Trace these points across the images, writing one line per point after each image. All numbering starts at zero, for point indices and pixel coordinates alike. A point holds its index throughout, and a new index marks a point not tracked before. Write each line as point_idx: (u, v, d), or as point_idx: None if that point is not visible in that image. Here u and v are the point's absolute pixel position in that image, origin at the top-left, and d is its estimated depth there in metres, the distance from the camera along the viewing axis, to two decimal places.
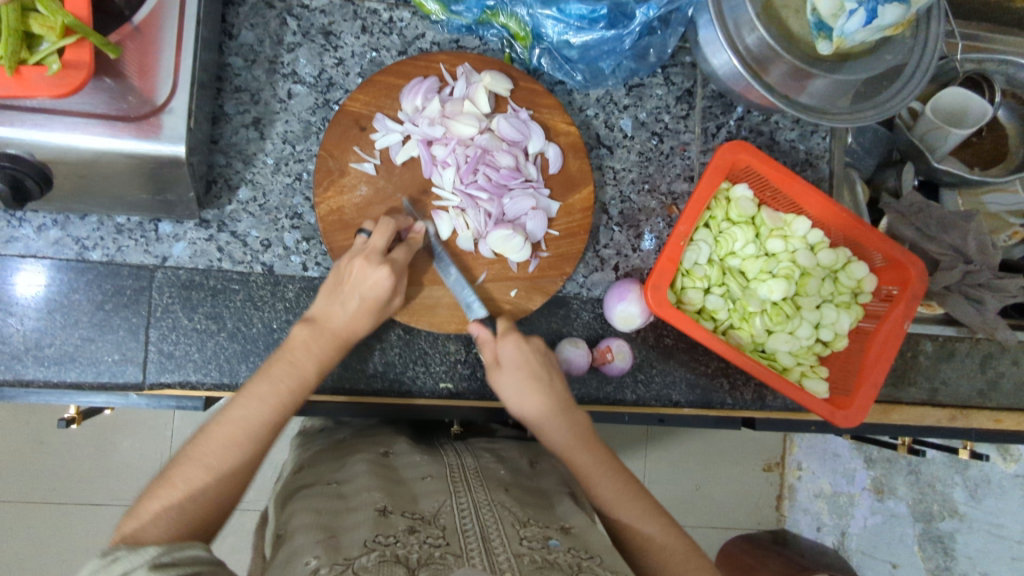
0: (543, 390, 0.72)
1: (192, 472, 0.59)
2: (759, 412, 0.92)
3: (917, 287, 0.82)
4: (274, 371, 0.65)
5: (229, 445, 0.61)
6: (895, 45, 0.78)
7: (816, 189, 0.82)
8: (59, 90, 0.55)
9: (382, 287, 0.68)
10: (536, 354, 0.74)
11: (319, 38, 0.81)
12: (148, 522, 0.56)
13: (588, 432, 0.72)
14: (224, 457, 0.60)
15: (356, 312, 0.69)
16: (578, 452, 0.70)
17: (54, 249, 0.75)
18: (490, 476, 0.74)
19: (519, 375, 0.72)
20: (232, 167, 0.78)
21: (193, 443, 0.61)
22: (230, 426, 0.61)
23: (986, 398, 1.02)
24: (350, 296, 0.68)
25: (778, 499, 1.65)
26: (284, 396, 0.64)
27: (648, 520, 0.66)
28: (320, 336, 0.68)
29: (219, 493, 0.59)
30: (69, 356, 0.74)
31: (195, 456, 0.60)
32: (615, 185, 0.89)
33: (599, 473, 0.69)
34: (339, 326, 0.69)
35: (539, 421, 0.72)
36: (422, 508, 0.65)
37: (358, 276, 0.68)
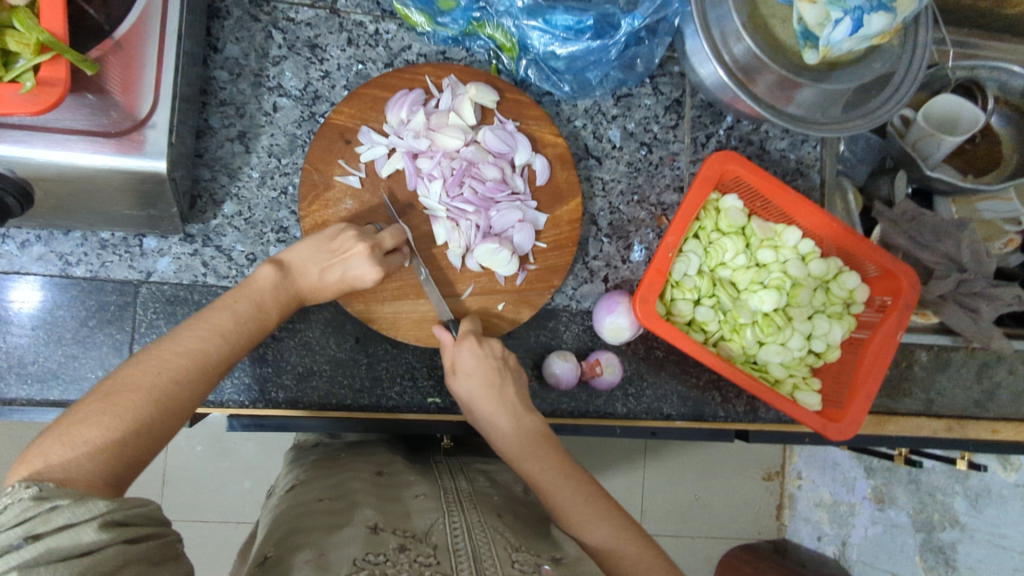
0: (497, 398, 0.72)
1: (137, 401, 0.54)
2: (752, 424, 0.91)
3: (909, 297, 0.82)
4: (239, 303, 0.65)
5: (176, 379, 0.57)
6: (883, 53, 0.77)
7: (805, 200, 0.82)
8: (36, 108, 0.53)
9: (364, 281, 0.69)
10: (491, 358, 0.74)
11: (305, 51, 0.81)
12: (85, 454, 0.50)
13: (543, 437, 0.72)
14: (174, 393, 0.57)
15: (328, 285, 0.70)
16: (530, 457, 0.70)
17: (38, 265, 0.74)
18: (484, 501, 0.73)
19: (473, 384, 0.72)
20: (217, 181, 0.78)
21: (127, 372, 0.56)
22: (187, 359, 0.59)
23: (982, 408, 1.01)
24: (332, 267, 0.69)
25: (779, 509, 1.64)
26: (243, 339, 0.64)
27: (598, 522, 0.66)
28: (285, 289, 0.68)
29: (161, 429, 0.56)
30: (53, 373, 0.74)
31: (135, 383, 0.55)
32: (604, 196, 0.88)
33: (550, 476, 0.69)
34: (307, 285, 0.69)
35: (491, 428, 0.73)
36: (414, 525, 0.64)
37: (348, 258, 0.69)
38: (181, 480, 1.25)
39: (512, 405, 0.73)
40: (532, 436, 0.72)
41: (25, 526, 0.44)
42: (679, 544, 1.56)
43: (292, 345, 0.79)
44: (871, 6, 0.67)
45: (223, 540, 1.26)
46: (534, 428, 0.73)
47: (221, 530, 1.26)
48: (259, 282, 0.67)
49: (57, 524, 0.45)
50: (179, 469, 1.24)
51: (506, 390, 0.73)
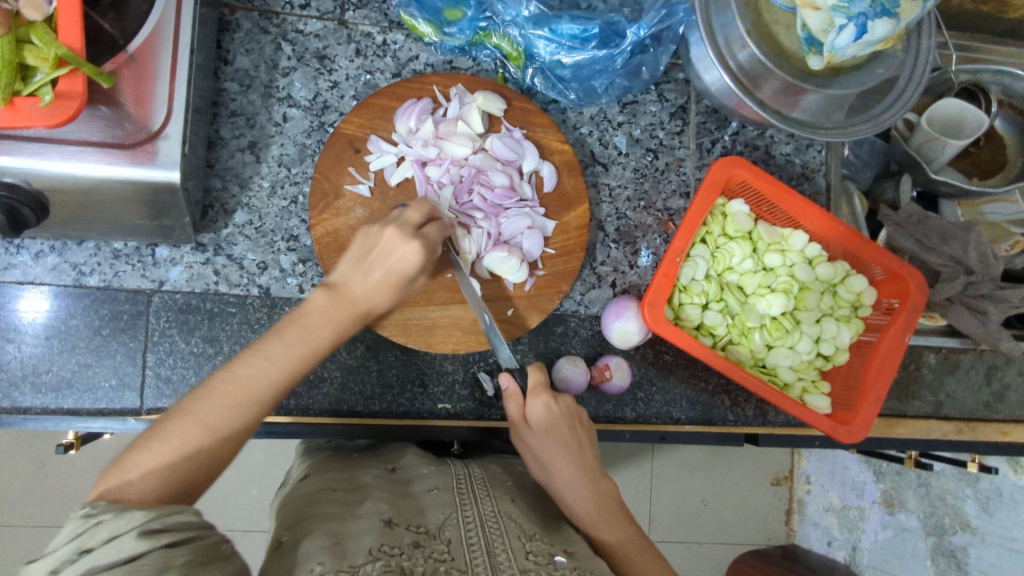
0: (572, 456, 0.73)
1: (186, 428, 0.53)
2: (761, 428, 0.92)
3: (917, 299, 0.82)
4: (287, 331, 0.59)
5: (229, 404, 0.55)
6: (886, 59, 0.77)
7: (813, 204, 0.82)
8: (53, 120, 0.54)
9: (408, 262, 0.64)
10: (567, 417, 0.74)
11: (314, 62, 0.82)
12: (137, 476, 0.51)
13: (617, 503, 0.73)
14: (226, 418, 0.55)
15: (379, 286, 0.63)
16: (603, 522, 0.71)
17: (52, 275, 0.75)
18: (498, 484, 0.74)
19: (549, 439, 0.73)
20: (229, 191, 0.79)
21: (193, 397, 0.55)
22: (234, 384, 0.56)
23: (992, 410, 1.01)
24: (372, 264, 0.63)
25: (788, 514, 1.61)
26: (296, 363, 0.59)
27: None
28: (341, 304, 0.62)
29: (214, 459, 0.54)
30: (66, 382, 0.74)
31: (193, 412, 0.54)
32: (611, 202, 0.89)
33: (621, 539, 0.70)
34: (360, 297, 0.63)
35: (565, 487, 0.73)
36: (427, 521, 0.64)
37: (386, 248, 0.64)
38: None
39: (581, 467, 0.74)
40: (603, 495, 0.73)
41: (76, 542, 0.46)
42: (688, 549, 1.55)
43: None
44: (874, 12, 0.67)
45: None
46: (607, 492, 0.74)
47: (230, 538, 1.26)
48: (311, 304, 0.62)
49: (104, 536, 0.46)
50: None
51: (583, 452, 0.74)
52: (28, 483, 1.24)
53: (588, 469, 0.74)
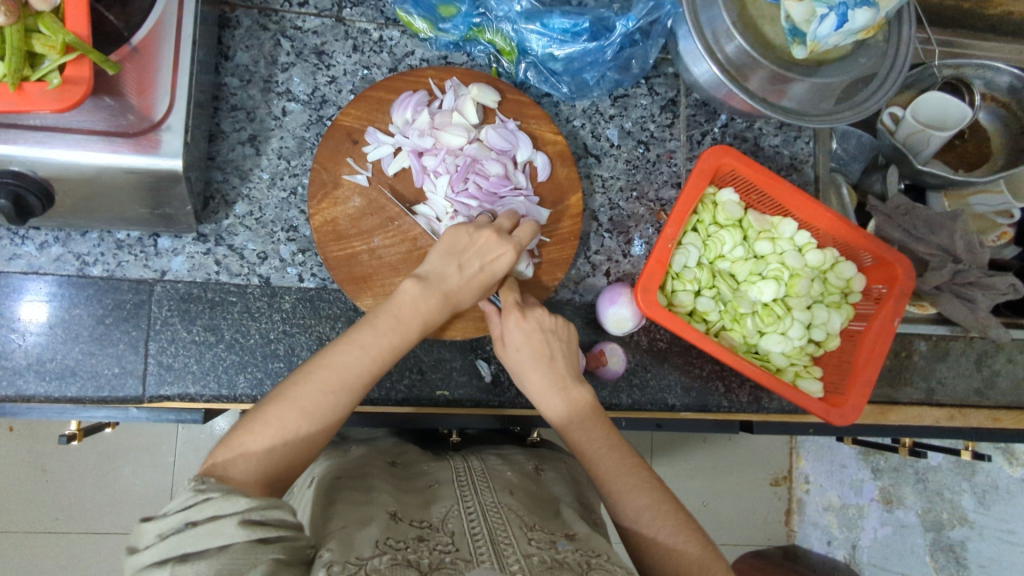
0: (543, 368, 0.73)
1: (286, 413, 0.56)
2: (755, 414, 0.93)
3: (905, 284, 0.84)
4: (382, 322, 0.64)
5: (325, 390, 0.59)
6: (869, 49, 0.80)
7: (800, 191, 0.84)
8: (60, 104, 0.57)
9: (501, 265, 0.71)
10: (540, 330, 0.74)
11: (312, 58, 0.84)
12: (240, 457, 0.54)
13: (594, 410, 0.72)
14: (320, 403, 0.58)
15: (471, 279, 0.70)
16: (582, 428, 0.71)
17: (55, 265, 0.76)
18: (498, 479, 0.75)
19: (523, 354, 0.73)
20: (229, 182, 0.80)
21: (294, 383, 0.59)
22: (330, 372, 0.59)
23: (983, 397, 1.02)
24: (468, 260, 0.70)
25: (787, 514, 1.64)
26: (383, 352, 0.63)
27: (637, 493, 0.65)
28: (432, 294, 0.67)
29: (312, 444, 0.58)
30: (70, 370, 0.76)
31: (293, 397, 0.57)
32: (603, 193, 0.90)
33: (594, 444, 0.69)
34: (452, 287, 0.69)
35: (540, 398, 0.73)
36: (430, 515, 0.64)
37: (485, 246, 0.70)
38: None
39: (559, 377, 0.73)
40: (580, 404, 0.72)
41: (184, 514, 0.48)
42: None
43: (304, 340, 0.80)
44: (855, 2, 0.70)
45: None
46: (580, 396, 0.73)
47: None
48: (405, 296, 0.66)
49: (208, 514, 0.48)
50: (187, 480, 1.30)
51: (555, 362, 0.73)
52: (28, 485, 1.25)
53: (564, 379, 0.73)
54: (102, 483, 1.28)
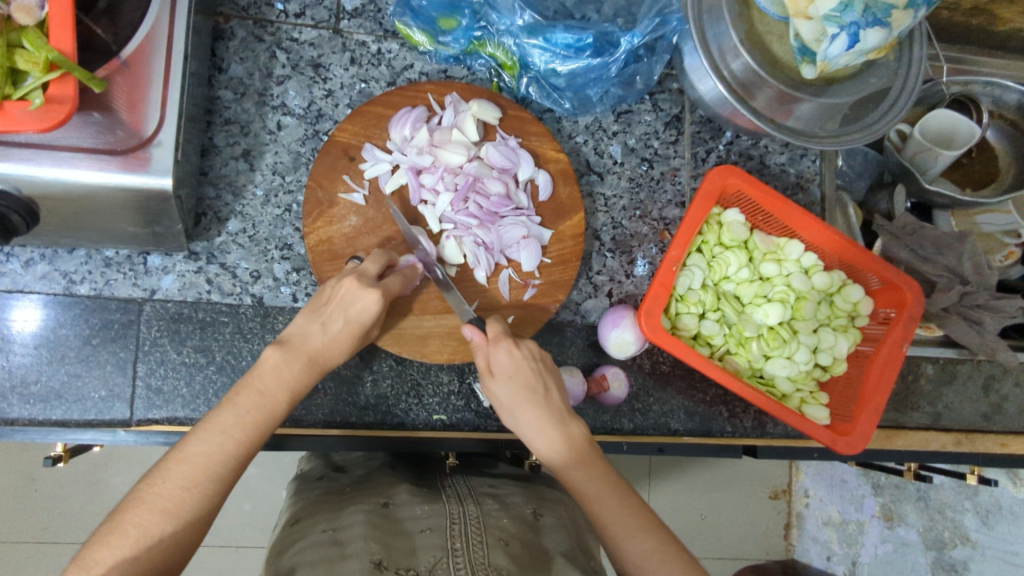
0: (538, 402, 0.70)
1: (144, 518, 0.54)
2: (760, 440, 0.91)
3: (914, 309, 0.82)
4: (241, 400, 0.62)
5: (185, 484, 0.56)
6: (879, 68, 0.78)
7: (808, 213, 0.82)
8: (44, 124, 0.55)
9: (368, 311, 0.67)
10: (531, 361, 0.71)
11: (308, 70, 0.82)
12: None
13: (588, 447, 0.70)
14: (181, 500, 0.56)
15: (339, 335, 0.67)
16: (579, 465, 0.68)
17: (42, 283, 0.74)
18: (491, 527, 0.73)
19: (513, 386, 0.70)
20: (222, 199, 0.78)
21: (150, 484, 0.56)
22: (189, 464, 0.57)
23: (991, 421, 1.01)
24: (334, 315, 0.67)
25: (786, 528, 1.60)
26: (249, 428, 0.61)
27: (642, 536, 0.63)
28: (295, 359, 0.65)
29: (180, 542, 0.55)
30: (55, 393, 0.73)
31: (149, 500, 0.55)
32: (606, 211, 0.88)
33: (593, 484, 0.67)
34: (316, 348, 0.66)
35: (532, 434, 0.70)
36: (416, 564, 0.65)
37: (346, 298, 0.67)
38: None
39: (554, 411, 0.71)
40: (576, 441, 0.70)
41: None
42: None
43: None
44: (866, 21, 0.67)
45: (221, 565, 1.25)
46: (576, 432, 0.71)
47: (221, 555, 1.24)
48: (265, 367, 0.64)
49: None
50: None
51: (550, 395, 0.71)
52: (15, 498, 1.22)
53: (561, 414, 0.71)
54: (92, 497, 1.25)
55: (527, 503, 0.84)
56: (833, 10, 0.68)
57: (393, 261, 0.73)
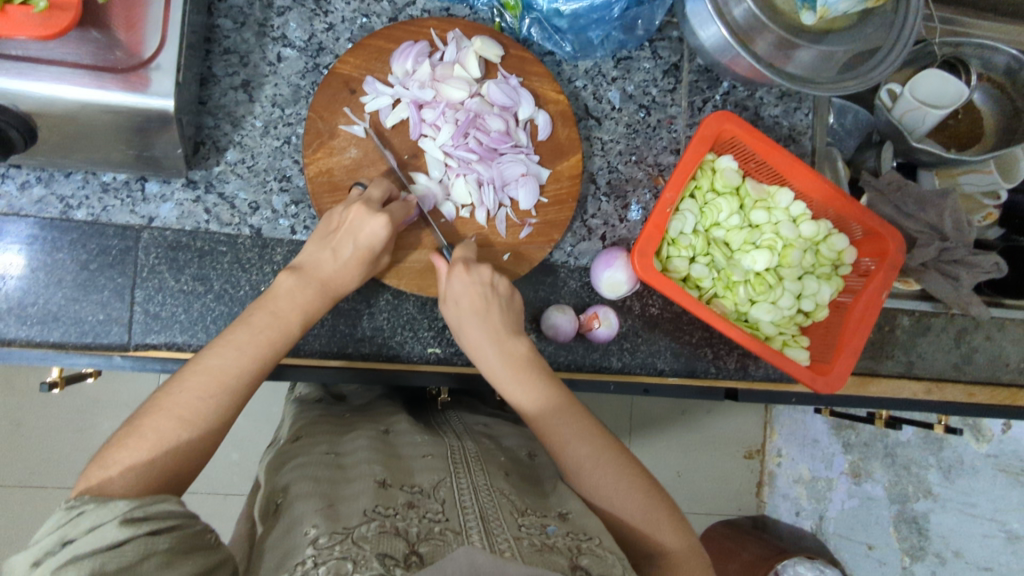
0: (479, 321, 0.72)
1: (163, 423, 0.55)
2: (741, 382, 0.94)
3: (895, 257, 0.85)
4: (257, 320, 0.64)
5: (201, 394, 0.58)
6: (876, 21, 0.80)
7: (799, 161, 0.84)
8: (45, 30, 0.54)
9: (377, 239, 0.69)
10: (475, 283, 0.73)
11: (309, 2, 0.81)
12: (116, 474, 0.52)
13: (531, 361, 0.72)
14: (197, 409, 0.57)
15: (348, 262, 0.70)
16: (516, 381, 0.70)
17: (38, 207, 0.74)
18: (490, 460, 0.75)
19: (459, 308, 0.72)
20: (221, 129, 0.78)
21: (168, 392, 0.57)
22: (205, 375, 0.59)
23: (960, 372, 1.05)
24: (343, 241, 0.69)
25: (759, 486, 1.70)
26: (262, 347, 0.63)
27: (579, 440, 0.66)
28: (308, 284, 0.68)
29: (198, 449, 0.56)
30: (53, 315, 0.73)
31: (166, 406, 0.56)
32: (603, 156, 0.89)
33: (533, 397, 0.69)
34: (328, 274, 0.69)
35: (478, 354, 0.72)
36: (420, 482, 0.66)
37: (354, 224, 0.69)
38: None
39: (493, 327, 0.72)
40: (516, 357, 0.71)
41: (59, 534, 0.47)
42: None
43: None
44: None
45: (212, 507, 1.27)
46: (515, 348, 0.72)
47: (210, 496, 1.26)
48: (278, 291, 0.67)
49: (85, 528, 0.47)
50: None
51: (490, 312, 0.72)
52: (3, 437, 1.23)
53: (500, 330, 0.72)
54: (79, 436, 1.26)
55: (520, 444, 0.87)
56: None
57: (394, 192, 0.74)
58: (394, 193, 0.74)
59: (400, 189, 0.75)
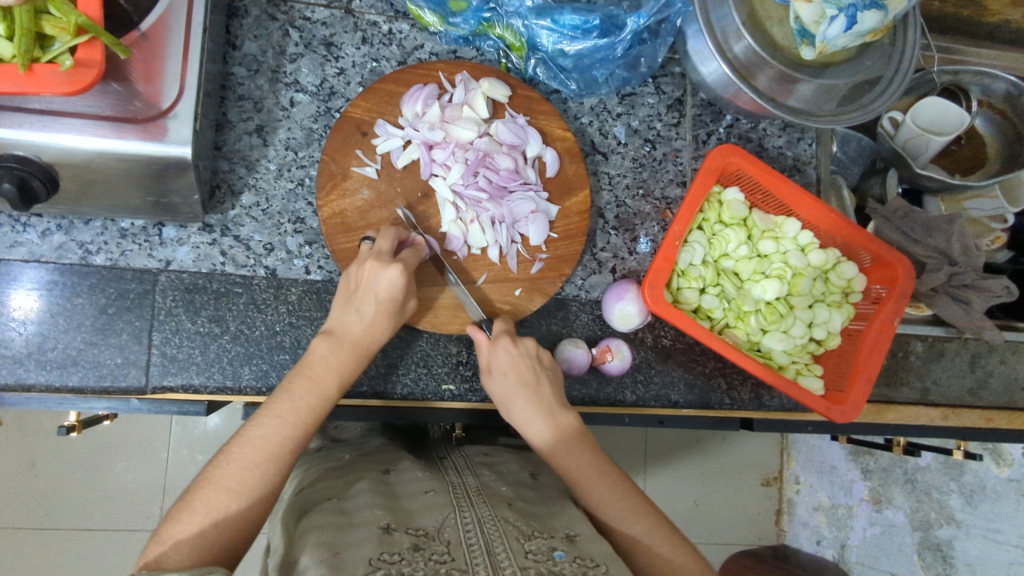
0: (531, 396, 0.73)
1: (212, 496, 0.59)
2: (755, 412, 0.93)
3: (905, 284, 0.85)
4: (295, 388, 0.66)
5: (249, 464, 0.61)
6: (875, 52, 0.81)
7: (804, 191, 0.85)
8: (71, 86, 0.56)
9: (396, 290, 0.70)
10: (527, 358, 0.75)
11: (321, 49, 0.83)
12: (171, 547, 0.56)
13: (579, 434, 0.73)
14: (246, 480, 0.61)
15: (374, 318, 0.70)
16: (568, 455, 0.71)
17: (58, 254, 0.75)
18: (493, 493, 0.75)
19: (508, 381, 0.73)
20: (236, 172, 0.80)
21: (216, 466, 0.61)
22: (250, 447, 0.62)
23: (977, 397, 1.04)
24: (366, 298, 0.70)
25: (778, 514, 1.66)
26: (303, 413, 0.65)
27: (633, 517, 0.67)
28: (340, 348, 0.70)
29: (244, 518, 0.60)
30: (72, 360, 0.74)
31: (216, 479, 0.60)
32: (610, 190, 0.91)
33: (585, 471, 0.70)
34: (357, 335, 0.71)
35: (526, 425, 0.73)
36: (425, 524, 0.66)
37: (371, 280, 0.70)
38: (182, 489, 1.29)
39: (545, 403, 0.74)
40: (568, 431, 0.73)
41: None
42: None
43: (309, 333, 0.80)
44: (864, 4, 0.71)
45: None
46: (566, 424, 0.73)
47: None
48: (313, 358, 0.69)
49: None
50: (179, 477, 1.28)
51: (541, 387, 0.74)
52: (16, 481, 1.23)
53: (552, 407, 0.73)
54: (91, 479, 1.26)
55: (527, 472, 0.87)
56: None
57: (401, 236, 0.74)
58: (404, 234, 0.75)
59: (408, 230, 0.76)
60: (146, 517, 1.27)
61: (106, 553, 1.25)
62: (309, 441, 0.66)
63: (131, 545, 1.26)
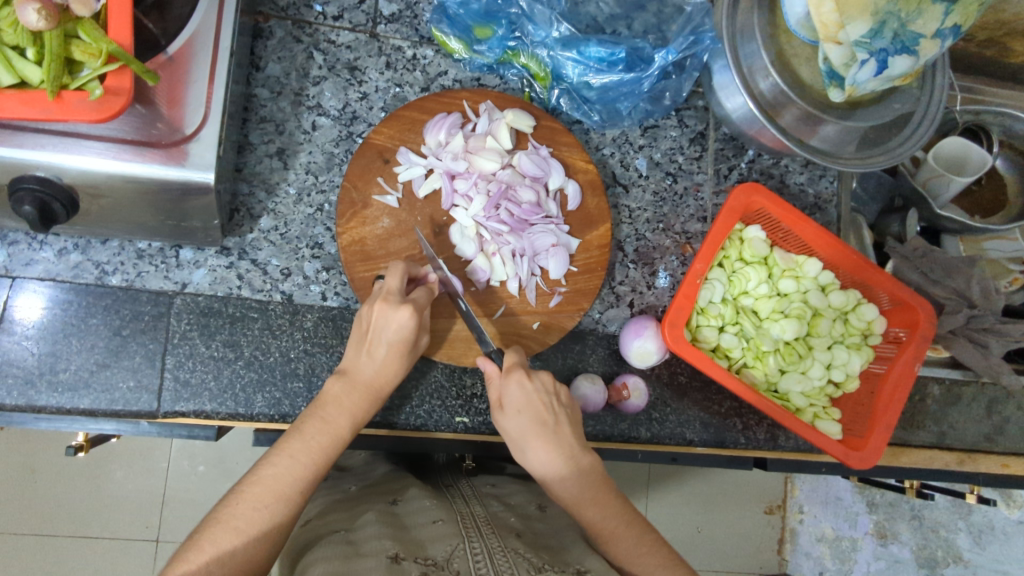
0: (548, 437, 0.71)
1: (219, 535, 0.58)
2: (771, 451, 0.92)
3: (926, 329, 0.84)
4: (307, 428, 0.65)
5: (258, 504, 0.60)
6: (903, 94, 0.80)
7: (826, 233, 0.84)
8: (99, 114, 0.55)
9: (406, 333, 0.68)
10: (543, 395, 0.71)
11: (344, 73, 0.83)
12: None
13: (592, 473, 0.71)
14: (253, 519, 0.59)
15: (385, 360, 0.69)
16: (589, 500, 0.70)
17: (73, 273, 0.74)
18: (501, 524, 0.74)
19: (523, 420, 0.70)
20: (255, 196, 0.79)
21: (225, 505, 0.60)
22: (262, 487, 0.61)
23: (993, 442, 1.03)
24: (375, 342, 0.69)
25: (780, 543, 1.61)
26: (315, 454, 0.64)
27: (664, 571, 0.66)
28: (353, 389, 0.69)
29: (251, 558, 0.58)
30: (84, 382, 0.73)
31: (225, 519, 0.59)
32: (630, 223, 0.90)
33: (607, 521, 0.69)
34: (369, 377, 0.69)
35: (545, 470, 0.71)
36: (434, 553, 0.64)
37: (379, 323, 0.68)
38: (182, 502, 1.27)
39: (565, 444, 0.71)
40: (590, 475, 0.71)
41: None
42: None
43: (324, 360, 0.79)
44: (895, 49, 0.69)
45: None
46: (588, 467, 0.72)
47: None
48: (327, 398, 0.68)
49: None
50: (178, 488, 1.27)
51: (560, 428, 0.71)
52: (14, 488, 1.21)
53: (572, 449, 0.71)
54: (90, 489, 1.24)
55: (534, 503, 0.86)
56: (863, 37, 0.68)
57: (415, 273, 0.74)
58: (416, 270, 0.74)
59: (421, 267, 0.75)
60: (144, 528, 1.26)
61: (102, 565, 1.24)
62: (321, 478, 0.65)
63: (128, 558, 1.25)
